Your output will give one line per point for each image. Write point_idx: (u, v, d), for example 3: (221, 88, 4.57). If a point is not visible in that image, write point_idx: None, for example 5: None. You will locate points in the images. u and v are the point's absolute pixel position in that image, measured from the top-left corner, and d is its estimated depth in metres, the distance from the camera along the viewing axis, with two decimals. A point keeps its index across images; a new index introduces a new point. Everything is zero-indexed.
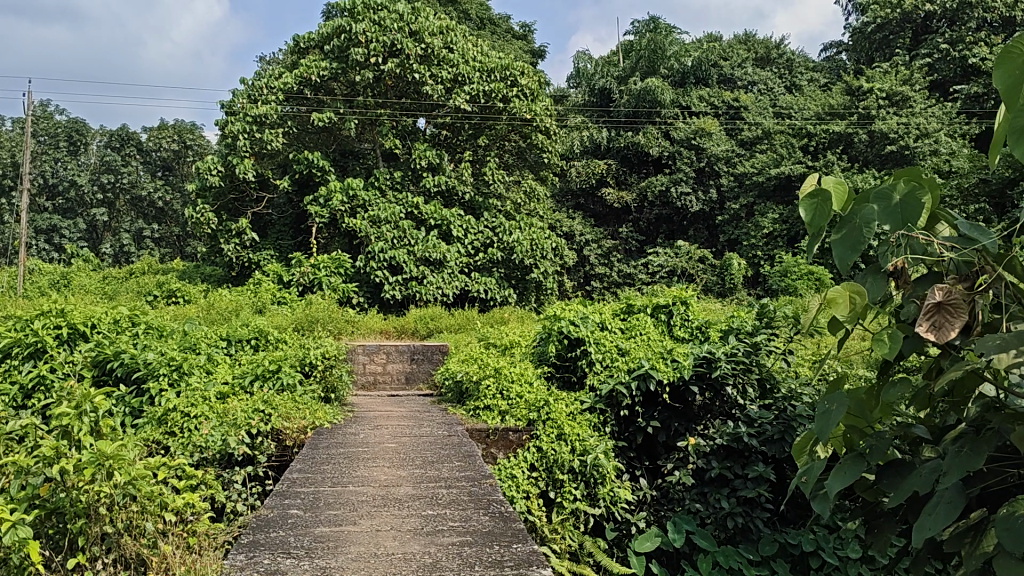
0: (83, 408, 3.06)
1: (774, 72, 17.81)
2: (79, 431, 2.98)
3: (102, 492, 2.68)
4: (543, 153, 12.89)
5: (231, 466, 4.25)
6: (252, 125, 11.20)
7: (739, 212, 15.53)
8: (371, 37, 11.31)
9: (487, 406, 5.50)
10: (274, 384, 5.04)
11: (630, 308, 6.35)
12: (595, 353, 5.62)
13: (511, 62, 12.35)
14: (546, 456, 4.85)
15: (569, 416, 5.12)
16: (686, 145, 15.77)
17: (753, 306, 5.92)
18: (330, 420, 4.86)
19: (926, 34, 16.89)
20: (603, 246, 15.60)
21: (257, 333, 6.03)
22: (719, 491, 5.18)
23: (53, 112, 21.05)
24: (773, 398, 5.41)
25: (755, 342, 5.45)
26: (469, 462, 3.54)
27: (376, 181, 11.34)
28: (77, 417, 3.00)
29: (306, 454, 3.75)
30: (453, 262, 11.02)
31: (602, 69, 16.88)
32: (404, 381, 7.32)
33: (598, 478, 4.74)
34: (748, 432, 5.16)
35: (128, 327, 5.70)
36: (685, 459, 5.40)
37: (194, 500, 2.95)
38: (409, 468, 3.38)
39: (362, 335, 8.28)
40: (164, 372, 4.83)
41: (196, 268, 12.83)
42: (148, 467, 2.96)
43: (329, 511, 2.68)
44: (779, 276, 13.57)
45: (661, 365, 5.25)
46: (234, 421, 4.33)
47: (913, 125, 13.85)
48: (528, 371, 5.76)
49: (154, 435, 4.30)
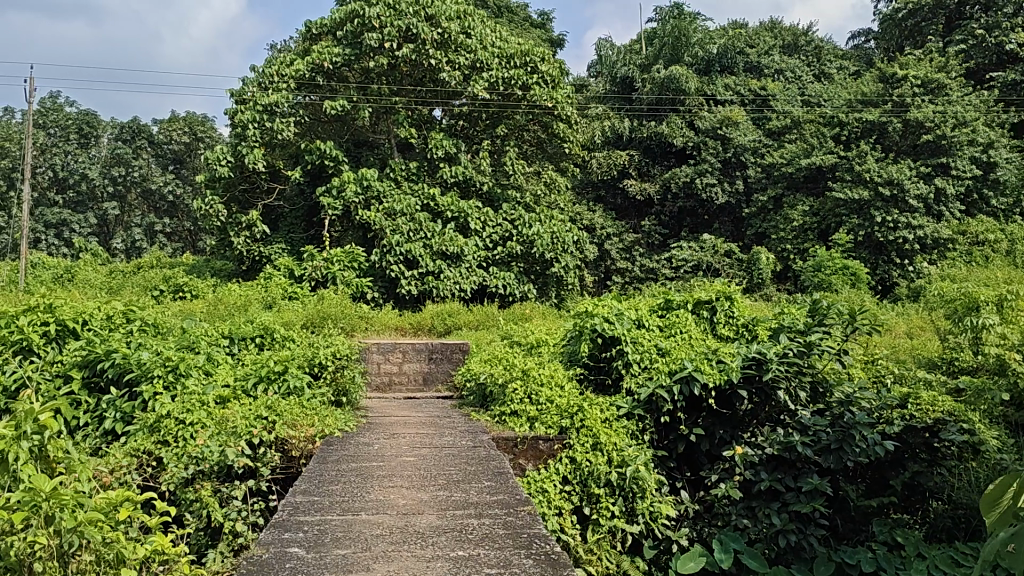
0: (24, 429, 2.59)
1: (802, 60, 17.24)
2: (17, 461, 2.53)
3: (34, 543, 2.25)
4: (563, 143, 12.39)
5: (229, 480, 3.82)
6: (263, 114, 10.73)
7: (766, 204, 14.96)
8: (386, 21, 10.82)
9: (514, 412, 4.99)
10: (280, 388, 4.57)
11: (668, 304, 5.83)
12: (632, 354, 5.10)
13: (531, 46, 11.77)
14: (580, 468, 4.37)
15: (605, 422, 4.62)
16: (711, 135, 15.24)
17: (805, 303, 5.45)
18: (341, 427, 4.39)
19: (960, 20, 16.26)
20: (624, 240, 15.12)
21: (262, 331, 5.54)
22: (768, 506, 4.75)
23: (63, 104, 20.61)
24: (826, 402, 5.01)
25: (809, 342, 5.00)
26: (500, 482, 3.07)
27: (391, 171, 10.92)
28: (14, 444, 2.51)
29: (313, 469, 3.28)
30: (471, 256, 10.53)
31: (625, 57, 16.36)
32: (421, 382, 6.86)
33: (637, 492, 4.28)
34: (801, 441, 4.72)
35: (122, 324, 5.23)
36: (731, 470, 4.91)
37: (167, 547, 2.58)
38: (431, 490, 2.91)
39: (376, 332, 7.82)
40: (159, 374, 4.36)
41: (206, 263, 12.40)
42: (105, 505, 2.52)
43: (337, 552, 2.21)
44: (812, 271, 13.03)
45: (705, 367, 4.75)
46: (234, 429, 3.90)
47: (950, 114, 13.36)
48: (558, 373, 5.22)
49: (144, 444, 3.88)
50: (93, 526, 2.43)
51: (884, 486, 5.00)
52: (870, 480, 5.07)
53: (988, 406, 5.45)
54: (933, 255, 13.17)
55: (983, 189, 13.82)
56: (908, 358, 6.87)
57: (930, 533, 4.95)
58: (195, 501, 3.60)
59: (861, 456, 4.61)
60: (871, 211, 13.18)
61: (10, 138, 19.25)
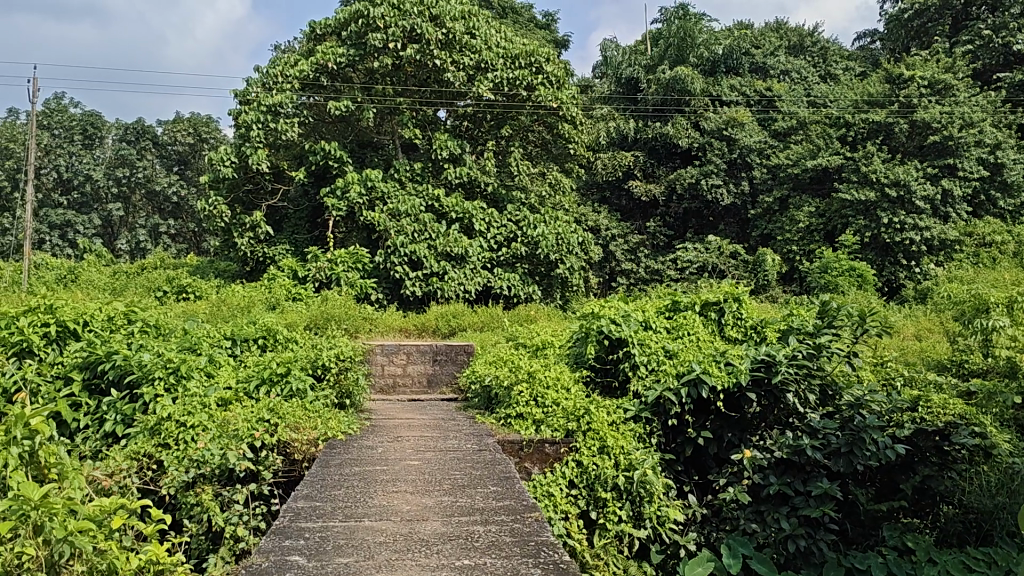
0: None
1: (808, 61, 17.17)
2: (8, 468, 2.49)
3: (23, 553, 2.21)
4: (568, 144, 12.34)
5: (231, 483, 3.77)
6: (267, 115, 10.69)
7: (772, 205, 14.87)
8: (390, 22, 10.76)
9: (519, 415, 4.93)
10: (283, 390, 4.50)
11: (676, 306, 5.77)
12: (639, 356, 5.03)
13: (536, 47, 11.71)
14: (587, 472, 4.31)
15: (612, 425, 4.56)
16: (717, 136, 15.17)
17: (815, 305, 5.38)
18: (344, 430, 4.33)
19: (967, 21, 16.17)
20: (629, 241, 15.05)
21: (264, 332, 5.49)
22: (777, 510, 4.68)
23: (67, 105, 20.59)
24: (835, 405, 4.97)
25: (819, 344, 4.94)
26: (505, 487, 3.01)
27: (395, 172, 10.86)
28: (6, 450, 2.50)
29: (315, 474, 3.22)
30: (476, 257, 10.47)
31: (630, 57, 16.30)
32: (426, 385, 6.80)
33: (644, 496, 4.23)
34: (811, 445, 4.65)
35: (123, 325, 5.17)
36: (739, 474, 4.85)
37: (162, 556, 2.50)
38: (436, 496, 2.85)
39: (380, 334, 7.77)
40: (160, 376, 4.31)
41: (209, 264, 12.36)
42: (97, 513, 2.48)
43: (340, 560, 2.16)
44: (819, 272, 12.95)
45: (714, 369, 4.69)
46: (236, 432, 3.85)
47: (957, 115, 13.28)
48: (564, 375, 5.15)
49: (145, 447, 3.82)
50: (85, 535, 2.38)
51: (894, 489, 4.93)
52: (881, 484, 5.00)
53: (1001, 409, 5.32)
54: (940, 256, 13.08)
55: (991, 190, 13.73)
56: (917, 361, 6.80)
57: (941, 538, 4.86)
58: (196, 505, 3.55)
59: (871, 460, 4.54)
60: (878, 212, 13.10)
61: (15, 139, 19.24)
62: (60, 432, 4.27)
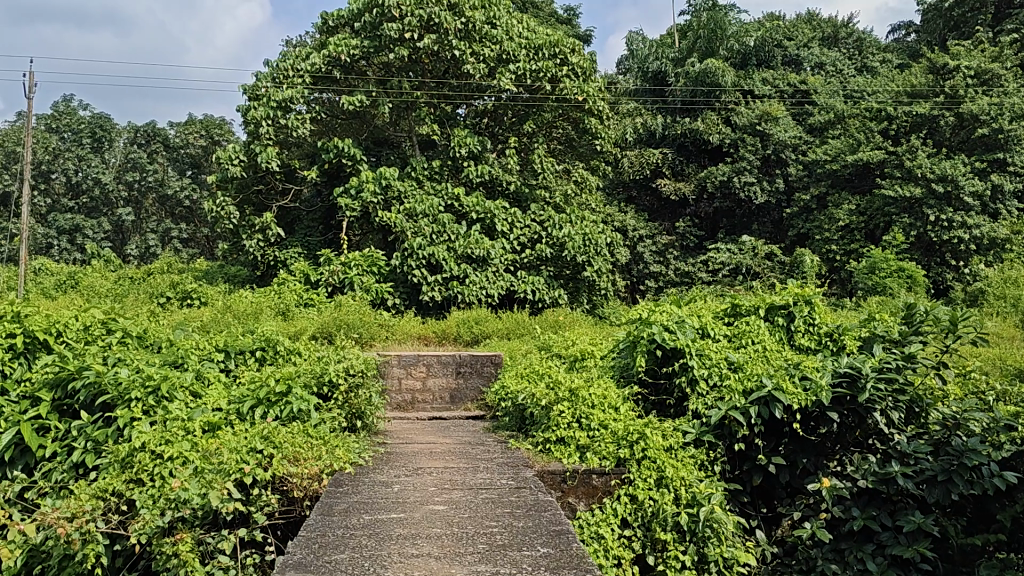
0: None
1: (844, 53, 16.47)
2: None
3: None
4: (595, 139, 11.62)
5: (217, 528, 3.13)
6: (277, 110, 10.11)
7: (809, 203, 14.16)
8: (406, 10, 10.03)
9: (561, 439, 4.24)
10: (283, 412, 3.84)
11: (736, 310, 5.09)
12: (698, 369, 4.33)
13: (560, 36, 11.00)
14: (642, 509, 3.66)
15: (670, 451, 3.85)
16: (750, 131, 14.47)
17: (900, 308, 4.68)
18: (354, 461, 3.67)
19: (1009, 11, 15.49)
20: (658, 242, 14.35)
21: (263, 343, 4.82)
22: (861, 548, 3.95)
23: (76, 108, 20.16)
24: (922, 424, 4.22)
25: (907, 354, 4.25)
26: (559, 548, 2.35)
27: (413, 171, 10.25)
28: None
29: (314, 527, 2.55)
30: (499, 259, 9.80)
31: (657, 50, 15.66)
32: (448, 401, 6.14)
33: (710, 537, 3.48)
34: (902, 472, 3.93)
35: (100, 336, 4.52)
36: (815, 506, 4.14)
37: None
38: (466, 567, 2.19)
39: (398, 342, 7.15)
40: (138, 396, 3.68)
41: (219, 268, 11.78)
42: None
43: None
44: (864, 272, 12.19)
45: (788, 385, 4.01)
46: (221, 465, 3.18)
47: (1007, 106, 12.43)
48: (612, 391, 4.45)
49: (114, 483, 3.16)
50: None
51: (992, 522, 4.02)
52: None
53: None
54: (989, 256, 12.45)
55: None
56: (999, 369, 6.08)
57: None
58: (173, 556, 2.90)
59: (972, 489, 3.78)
60: (924, 209, 12.38)
61: (23, 143, 18.76)
62: (24, 461, 3.62)
